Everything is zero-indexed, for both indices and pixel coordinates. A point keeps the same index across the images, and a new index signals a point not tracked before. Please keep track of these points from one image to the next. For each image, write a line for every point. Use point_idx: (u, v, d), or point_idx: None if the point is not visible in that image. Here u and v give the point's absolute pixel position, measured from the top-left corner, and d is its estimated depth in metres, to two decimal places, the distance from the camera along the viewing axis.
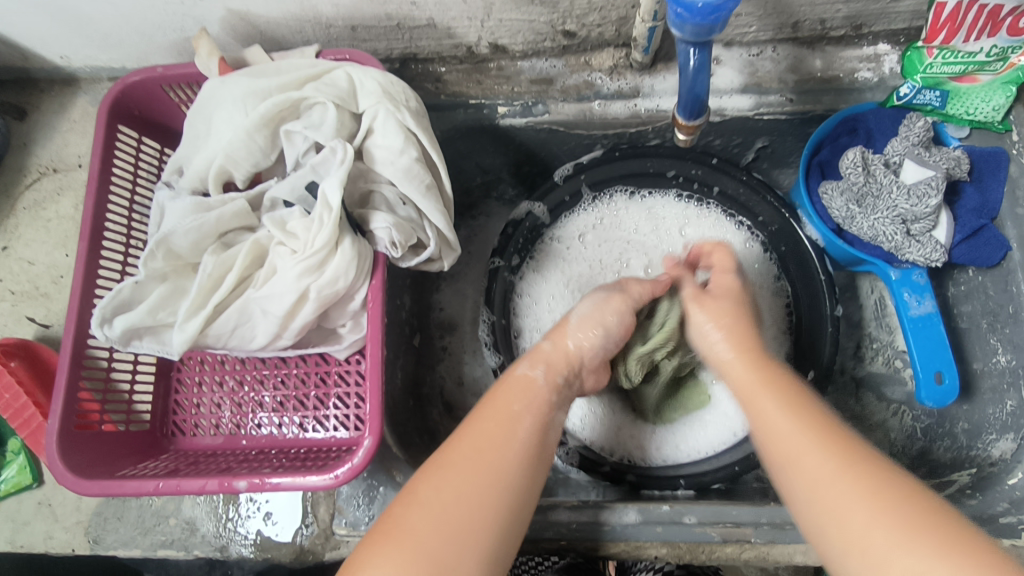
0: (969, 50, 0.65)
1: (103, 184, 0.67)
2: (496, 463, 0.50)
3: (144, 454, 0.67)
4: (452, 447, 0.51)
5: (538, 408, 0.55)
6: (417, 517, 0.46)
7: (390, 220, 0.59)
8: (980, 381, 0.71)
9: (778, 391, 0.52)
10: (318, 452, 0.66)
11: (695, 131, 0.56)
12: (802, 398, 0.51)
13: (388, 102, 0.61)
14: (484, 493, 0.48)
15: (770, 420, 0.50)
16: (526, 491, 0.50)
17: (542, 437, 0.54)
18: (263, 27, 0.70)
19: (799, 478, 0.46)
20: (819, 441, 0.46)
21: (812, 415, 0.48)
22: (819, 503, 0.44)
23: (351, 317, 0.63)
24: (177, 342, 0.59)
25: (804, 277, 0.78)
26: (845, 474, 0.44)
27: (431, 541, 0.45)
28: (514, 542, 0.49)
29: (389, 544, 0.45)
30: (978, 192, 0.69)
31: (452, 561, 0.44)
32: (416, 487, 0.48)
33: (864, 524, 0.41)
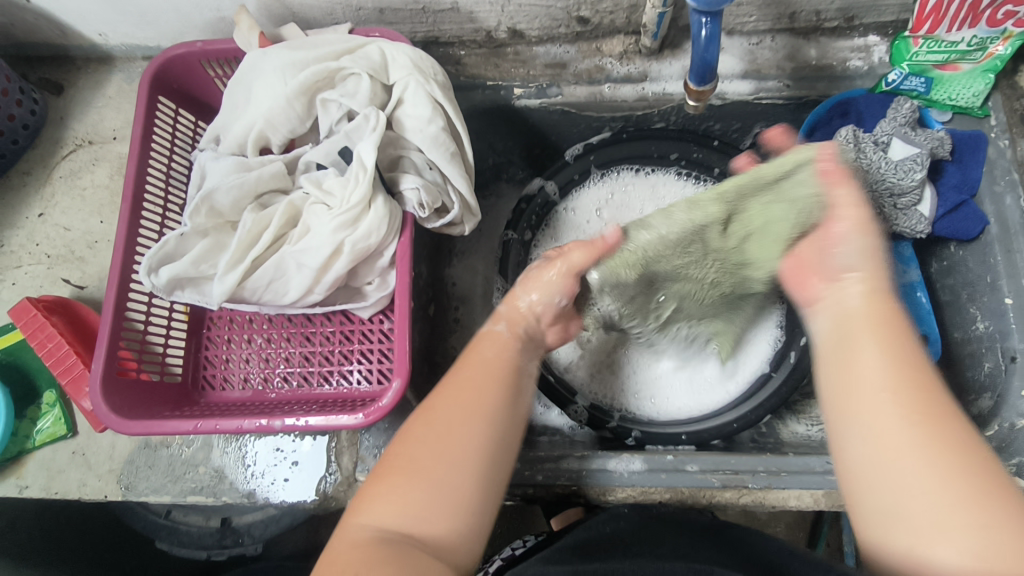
0: (951, 39, 0.70)
1: (144, 149, 0.71)
2: (487, 401, 0.53)
3: (177, 404, 0.71)
4: (437, 392, 0.55)
5: (511, 358, 0.59)
6: (412, 454, 0.50)
7: (420, 182, 0.64)
8: (961, 348, 0.76)
9: (886, 330, 0.48)
10: (343, 402, 0.69)
11: (703, 96, 0.61)
12: (902, 340, 0.47)
13: (418, 75, 0.65)
14: (468, 428, 0.51)
15: (861, 358, 0.47)
16: (507, 423, 0.54)
17: (518, 380, 0.57)
18: (297, 9, 0.75)
19: (861, 414, 0.45)
20: (914, 388, 0.44)
21: (914, 367, 0.45)
22: (881, 448, 0.43)
23: (379, 274, 0.67)
24: (217, 292, 0.63)
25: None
26: (915, 425, 0.43)
27: (426, 473, 0.49)
28: (502, 469, 0.52)
29: (389, 480, 0.49)
30: (959, 171, 0.73)
31: (447, 488, 0.48)
32: (410, 428, 0.52)
33: (908, 472, 0.41)
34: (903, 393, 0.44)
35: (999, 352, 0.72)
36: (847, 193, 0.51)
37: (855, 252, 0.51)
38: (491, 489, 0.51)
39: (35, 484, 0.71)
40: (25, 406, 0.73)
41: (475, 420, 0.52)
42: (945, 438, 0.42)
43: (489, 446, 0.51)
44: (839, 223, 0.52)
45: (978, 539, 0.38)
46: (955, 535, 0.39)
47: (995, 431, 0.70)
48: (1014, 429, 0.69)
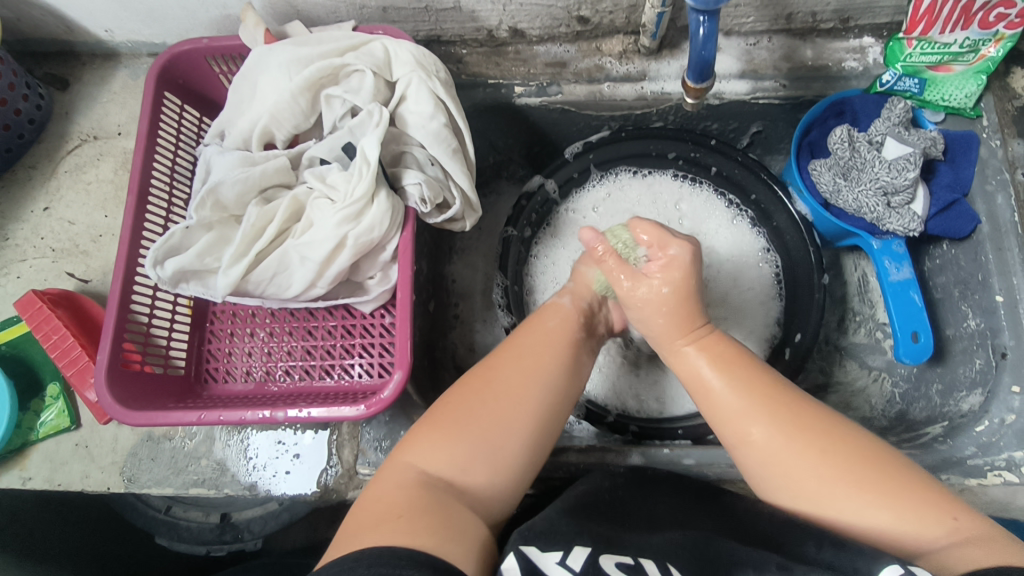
0: (944, 41, 0.72)
1: (150, 144, 0.72)
2: (540, 372, 0.61)
3: (180, 397, 0.72)
4: (501, 353, 0.63)
5: (574, 330, 0.67)
6: (466, 409, 0.57)
7: (422, 177, 0.65)
8: (952, 345, 0.77)
9: (717, 356, 0.61)
10: (344, 395, 0.70)
11: (701, 95, 0.62)
12: (739, 364, 0.60)
13: (421, 72, 0.66)
14: (522, 393, 0.59)
15: (719, 394, 0.58)
16: (560, 392, 0.61)
17: (576, 351, 0.65)
18: (301, 7, 0.76)
19: (749, 446, 0.55)
20: (767, 413, 0.55)
21: (752, 386, 0.57)
22: (778, 472, 0.54)
23: (381, 269, 0.68)
24: (220, 285, 0.63)
25: (792, 248, 0.84)
26: (790, 439, 0.53)
27: (477, 428, 0.56)
28: (549, 436, 0.60)
29: (442, 428, 0.56)
30: (951, 170, 0.75)
31: (491, 445, 0.56)
32: (469, 382, 0.60)
33: (807, 480, 0.52)
34: (763, 416, 0.55)
35: (990, 350, 0.73)
36: (668, 246, 0.65)
37: (648, 307, 0.65)
38: (535, 450, 0.58)
39: (39, 475, 0.72)
40: (30, 398, 0.74)
41: (528, 388, 0.59)
42: (817, 437, 0.53)
43: (538, 412, 0.59)
44: (652, 286, 0.64)
45: (876, 509, 0.49)
46: (867, 512, 0.49)
47: (986, 425, 0.70)
48: (1003, 424, 0.69)
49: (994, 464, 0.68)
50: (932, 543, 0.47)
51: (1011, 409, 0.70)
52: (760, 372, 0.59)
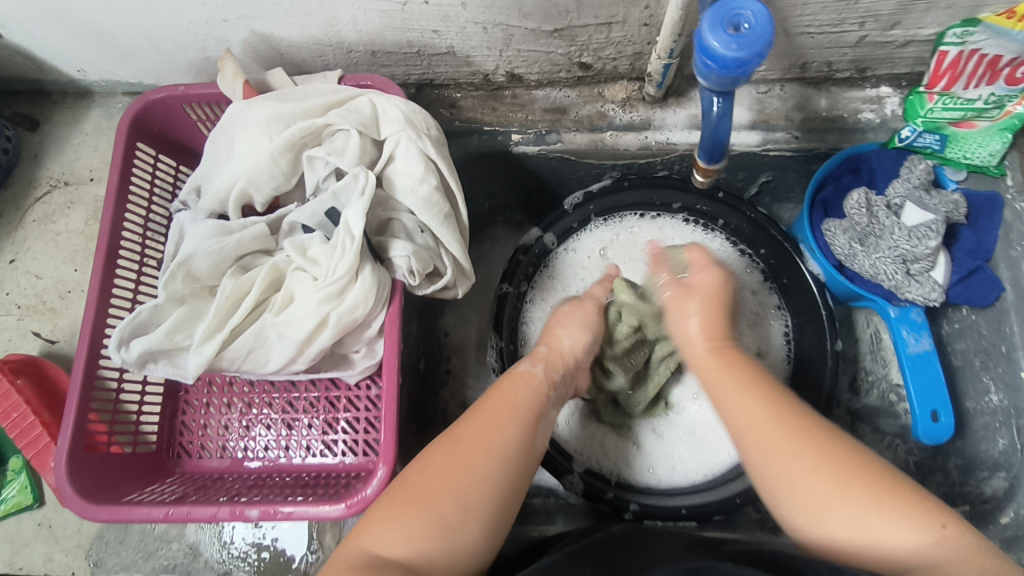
0: (968, 97, 0.68)
1: (120, 201, 0.66)
2: (502, 438, 0.55)
3: (150, 477, 0.67)
4: (462, 424, 0.57)
5: (537, 401, 0.60)
6: (426, 482, 0.52)
7: (410, 248, 0.60)
8: (973, 419, 0.74)
9: (730, 371, 0.57)
10: (326, 479, 0.66)
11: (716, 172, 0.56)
12: (755, 377, 0.56)
13: (410, 131, 0.61)
14: (485, 463, 0.53)
15: (734, 405, 0.55)
16: (520, 463, 0.56)
17: (535, 424, 0.59)
18: (285, 50, 0.70)
19: (751, 443, 0.52)
20: (768, 409, 0.53)
21: (763, 386, 0.55)
22: (785, 484, 0.49)
23: (366, 343, 0.63)
24: (193, 365, 0.58)
25: (802, 309, 0.80)
26: (785, 432, 0.51)
27: (437, 502, 0.50)
28: (508, 511, 0.54)
29: (398, 506, 0.51)
30: (974, 236, 0.71)
31: (451, 521, 0.50)
32: (427, 456, 0.54)
33: (806, 482, 0.48)
34: (766, 412, 0.53)
35: (1014, 429, 0.71)
36: (704, 272, 0.64)
37: (671, 320, 0.64)
38: (495, 528, 0.53)
39: None
40: None
41: (492, 453, 0.54)
42: (812, 432, 0.50)
43: (498, 481, 0.53)
44: (690, 308, 0.62)
45: (884, 521, 0.45)
46: (878, 526, 0.45)
47: (1012, 517, 0.70)
48: None
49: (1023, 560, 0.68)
50: (943, 560, 0.43)
51: None
52: (767, 379, 0.56)
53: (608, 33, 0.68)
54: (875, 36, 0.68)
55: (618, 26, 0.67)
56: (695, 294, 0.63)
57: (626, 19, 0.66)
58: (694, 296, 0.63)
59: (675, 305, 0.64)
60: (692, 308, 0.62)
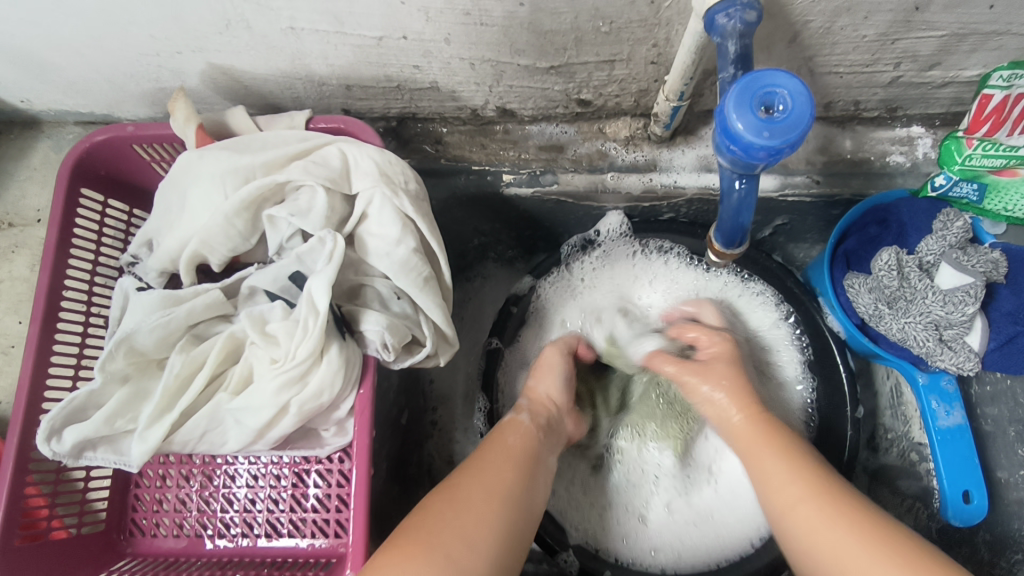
0: (1012, 143, 0.60)
1: (61, 258, 0.60)
2: (505, 480, 0.54)
3: (98, 562, 0.60)
4: (459, 473, 0.55)
5: (536, 447, 0.60)
6: (429, 526, 0.49)
7: (385, 321, 0.53)
8: (1006, 492, 0.66)
9: (767, 446, 0.54)
10: (291, 567, 0.59)
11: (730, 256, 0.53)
12: (799, 450, 0.53)
13: (385, 186, 0.54)
14: (487, 509, 0.51)
15: (774, 479, 0.52)
16: (523, 513, 0.53)
17: (534, 471, 0.57)
18: (249, 83, 0.63)
19: (788, 517, 0.50)
20: (808, 484, 0.50)
21: (798, 455, 0.53)
22: (831, 556, 0.46)
23: (336, 422, 0.56)
24: (136, 454, 0.52)
25: (824, 370, 0.72)
26: (819, 504, 0.48)
27: (443, 546, 0.47)
28: (516, 561, 0.51)
29: (403, 549, 0.47)
30: (1015, 295, 0.64)
31: (457, 564, 0.47)
32: (424, 506, 0.52)
33: (844, 555, 0.45)
34: (801, 485, 0.50)
35: None
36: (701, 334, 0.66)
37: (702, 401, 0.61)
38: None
39: None
40: None
41: (495, 500, 0.52)
42: (845, 502, 0.48)
43: (504, 524, 0.51)
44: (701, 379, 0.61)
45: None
46: None
47: None
48: None
49: None
50: None
51: None
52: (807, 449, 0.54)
53: (611, 70, 0.61)
54: (911, 76, 0.60)
55: (621, 64, 0.60)
56: (720, 375, 0.60)
57: (630, 57, 0.59)
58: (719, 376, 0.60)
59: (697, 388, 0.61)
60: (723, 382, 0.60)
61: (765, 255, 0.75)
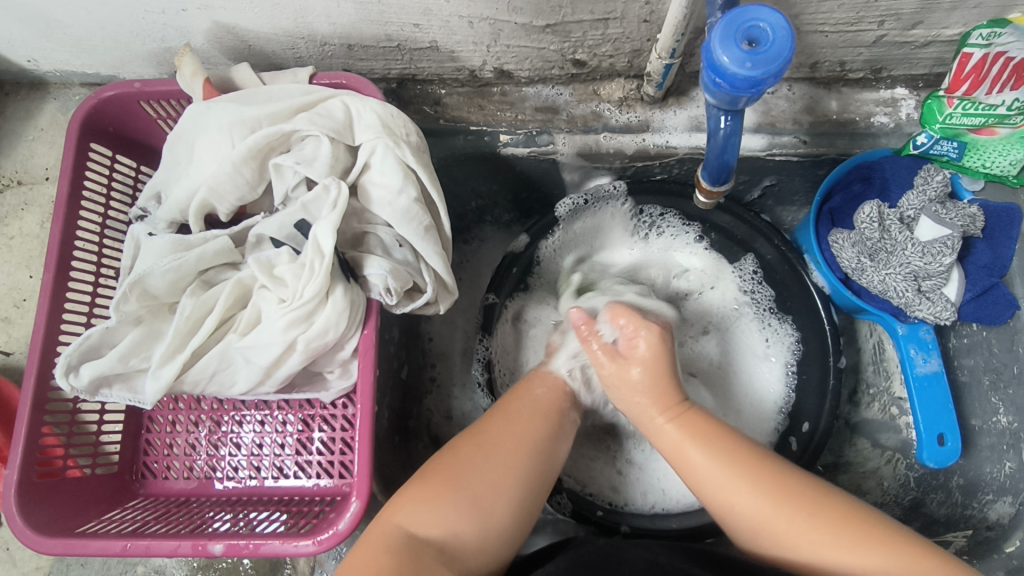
0: (990, 102, 0.62)
1: (72, 210, 0.61)
2: (532, 429, 0.56)
3: (111, 501, 0.63)
4: (488, 419, 0.57)
5: (562, 400, 0.61)
6: (458, 468, 0.52)
7: (387, 266, 0.56)
8: (979, 438, 0.69)
9: (698, 450, 0.53)
10: (298, 504, 0.62)
11: (719, 196, 0.56)
12: (725, 440, 0.53)
13: (388, 138, 0.56)
14: (513, 457, 0.53)
15: (709, 476, 0.52)
16: (548, 462, 0.56)
17: (562, 422, 0.59)
18: (253, 42, 0.65)
19: (736, 519, 0.51)
20: (752, 487, 0.50)
21: (734, 454, 0.52)
22: (781, 537, 0.49)
23: (340, 364, 0.59)
24: (149, 391, 0.54)
25: (812, 330, 0.76)
26: (771, 504, 0.50)
27: (472, 492, 0.51)
28: (539, 496, 0.55)
29: (430, 490, 0.51)
30: (989, 249, 0.67)
31: (484, 508, 0.50)
32: (455, 446, 0.54)
33: (807, 545, 0.48)
34: (749, 488, 0.51)
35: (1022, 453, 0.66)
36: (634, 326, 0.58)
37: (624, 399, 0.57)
38: (520, 521, 0.53)
39: None
40: None
41: (525, 449, 0.54)
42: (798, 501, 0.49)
43: (533, 468, 0.54)
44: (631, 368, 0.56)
45: (883, 558, 0.46)
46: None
47: (1016, 547, 0.65)
48: None
49: None
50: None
51: None
52: (741, 447, 0.53)
53: (604, 30, 0.63)
54: (894, 35, 0.63)
55: (616, 22, 0.62)
56: (634, 361, 0.56)
57: (624, 16, 0.61)
58: (634, 363, 0.56)
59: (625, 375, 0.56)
60: (639, 371, 0.56)
61: (750, 212, 0.78)
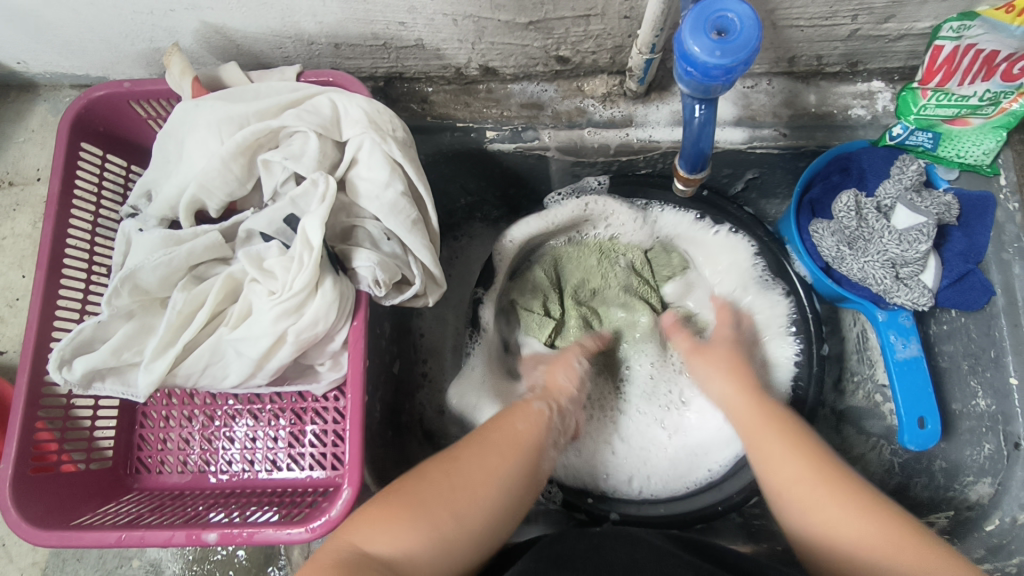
0: (963, 93, 0.65)
1: (64, 209, 0.62)
2: (504, 464, 0.55)
3: (106, 495, 0.63)
4: (463, 445, 0.57)
5: (541, 435, 0.61)
6: (424, 491, 0.52)
7: (374, 258, 0.57)
8: (959, 422, 0.70)
9: (766, 434, 0.60)
10: (291, 495, 0.62)
11: (696, 182, 0.58)
12: (796, 430, 0.60)
13: (374, 133, 0.58)
14: (480, 489, 0.53)
15: (774, 455, 0.58)
16: (514, 498, 0.55)
17: (539, 459, 0.59)
18: (240, 42, 0.66)
19: (796, 500, 0.55)
20: (813, 473, 0.55)
21: (802, 448, 0.58)
22: (824, 524, 0.52)
23: (331, 356, 0.60)
24: (142, 384, 0.55)
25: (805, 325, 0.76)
26: (827, 490, 0.54)
27: (432, 515, 0.50)
28: (499, 534, 0.54)
29: (392, 511, 0.50)
30: (965, 237, 0.69)
31: (440, 533, 0.50)
32: (423, 470, 0.54)
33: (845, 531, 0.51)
34: (809, 474, 0.55)
35: (1002, 435, 0.68)
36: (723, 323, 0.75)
37: (718, 388, 0.67)
38: (478, 552, 0.53)
39: None
40: None
41: (491, 480, 0.54)
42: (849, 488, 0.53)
43: (496, 505, 0.53)
44: (716, 351, 0.70)
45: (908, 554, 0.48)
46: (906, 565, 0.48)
47: (996, 525, 0.68)
48: (1014, 524, 0.67)
49: (1003, 569, 0.67)
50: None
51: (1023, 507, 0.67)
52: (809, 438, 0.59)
53: (586, 26, 0.64)
54: (868, 29, 0.64)
55: (597, 19, 0.63)
56: (722, 355, 0.70)
57: (605, 12, 0.62)
58: (722, 356, 0.70)
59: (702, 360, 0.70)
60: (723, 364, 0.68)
61: (734, 204, 0.79)
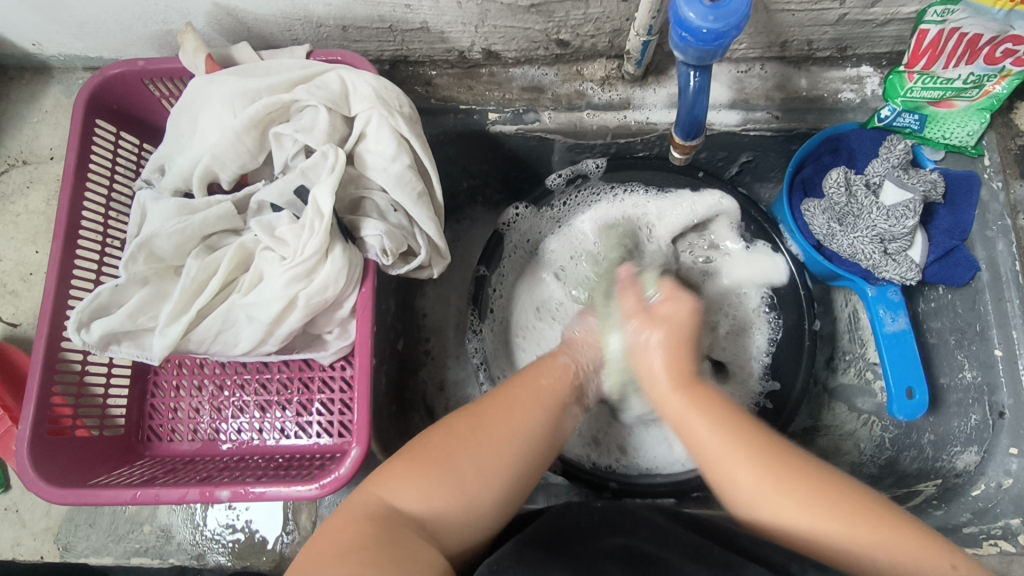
0: (948, 76, 0.66)
1: (79, 183, 0.64)
2: (527, 421, 0.57)
3: (119, 460, 0.65)
4: (486, 400, 0.58)
5: (566, 392, 0.62)
6: (448, 448, 0.53)
7: (383, 228, 0.59)
8: (947, 395, 0.73)
9: (703, 414, 0.54)
10: (299, 460, 0.64)
11: (689, 151, 0.61)
12: (724, 409, 0.55)
13: (382, 108, 0.60)
14: (505, 446, 0.54)
15: (705, 443, 0.53)
16: (538, 454, 0.56)
17: (562, 414, 0.60)
18: (252, 24, 0.68)
19: (736, 491, 0.51)
20: (751, 458, 0.51)
21: (740, 429, 0.53)
22: (772, 515, 0.49)
23: (339, 323, 0.62)
24: (157, 347, 0.57)
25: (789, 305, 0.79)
26: (770, 477, 0.49)
27: (457, 471, 0.52)
28: (525, 488, 0.55)
29: (416, 466, 0.52)
30: (950, 214, 0.71)
31: (466, 488, 0.51)
32: (448, 424, 0.55)
33: (788, 516, 0.48)
34: (744, 458, 0.51)
35: (987, 406, 0.70)
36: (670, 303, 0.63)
37: (654, 364, 0.59)
38: (505, 505, 0.54)
39: None
40: None
41: (515, 440, 0.55)
42: (795, 470, 0.50)
43: (522, 459, 0.55)
44: (648, 336, 0.60)
45: (871, 536, 0.46)
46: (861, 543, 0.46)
47: (981, 490, 0.68)
48: (1000, 489, 0.67)
49: (990, 533, 0.67)
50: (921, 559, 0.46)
51: (1008, 472, 0.67)
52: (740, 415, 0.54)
53: (586, 9, 0.66)
54: (856, 13, 0.66)
55: (595, 2, 0.65)
56: (662, 321, 0.61)
57: None
58: (660, 323, 0.61)
59: (637, 332, 0.61)
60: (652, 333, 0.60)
61: (729, 185, 0.81)
